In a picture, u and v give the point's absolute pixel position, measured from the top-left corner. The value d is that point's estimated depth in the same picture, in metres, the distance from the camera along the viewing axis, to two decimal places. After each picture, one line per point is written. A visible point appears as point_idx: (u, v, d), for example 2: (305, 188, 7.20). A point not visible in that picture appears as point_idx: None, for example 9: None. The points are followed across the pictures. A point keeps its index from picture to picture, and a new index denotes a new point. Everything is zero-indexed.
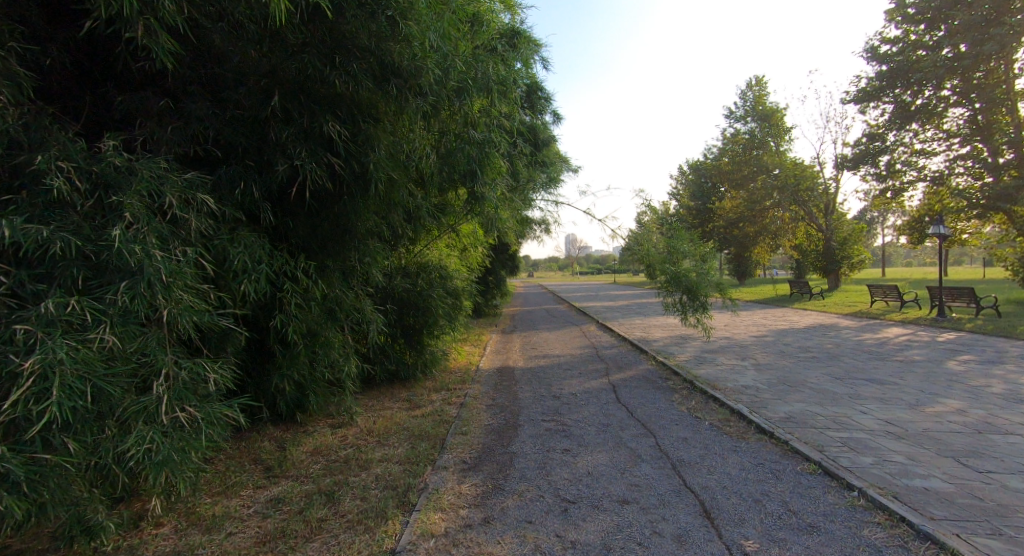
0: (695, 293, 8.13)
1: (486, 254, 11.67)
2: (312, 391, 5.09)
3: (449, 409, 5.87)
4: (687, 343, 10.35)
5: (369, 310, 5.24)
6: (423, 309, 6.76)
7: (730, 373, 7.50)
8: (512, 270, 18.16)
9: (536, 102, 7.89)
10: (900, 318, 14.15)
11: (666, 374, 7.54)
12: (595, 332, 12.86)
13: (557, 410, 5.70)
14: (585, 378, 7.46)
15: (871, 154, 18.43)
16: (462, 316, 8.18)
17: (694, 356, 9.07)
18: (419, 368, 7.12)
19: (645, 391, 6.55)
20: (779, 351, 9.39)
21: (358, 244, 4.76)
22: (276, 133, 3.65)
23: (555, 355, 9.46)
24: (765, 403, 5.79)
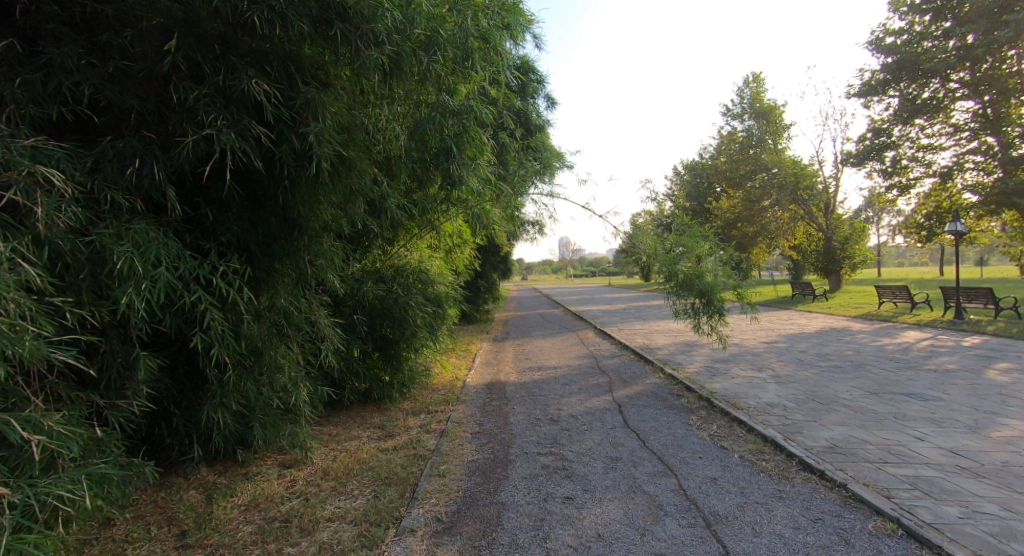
0: (710, 297, 7.08)
1: (474, 257, 10.75)
2: (256, 422, 4.20)
3: (426, 438, 4.97)
4: (694, 352, 9.48)
5: (325, 323, 4.35)
6: (399, 319, 5.85)
7: (749, 388, 6.62)
8: (503, 274, 17.24)
9: (526, 84, 6.98)
10: (915, 321, 13.33)
11: (677, 389, 6.66)
12: (593, 339, 12.00)
13: (556, 438, 4.81)
14: (585, 396, 6.58)
15: (877, 150, 17.60)
16: (447, 326, 7.28)
17: (704, 366, 8.19)
18: (396, 386, 6.22)
19: (657, 412, 5.68)
20: (797, 360, 8.54)
21: (309, 242, 3.87)
22: (182, 94, 2.77)
23: (552, 367, 8.57)
24: (800, 427, 4.92)
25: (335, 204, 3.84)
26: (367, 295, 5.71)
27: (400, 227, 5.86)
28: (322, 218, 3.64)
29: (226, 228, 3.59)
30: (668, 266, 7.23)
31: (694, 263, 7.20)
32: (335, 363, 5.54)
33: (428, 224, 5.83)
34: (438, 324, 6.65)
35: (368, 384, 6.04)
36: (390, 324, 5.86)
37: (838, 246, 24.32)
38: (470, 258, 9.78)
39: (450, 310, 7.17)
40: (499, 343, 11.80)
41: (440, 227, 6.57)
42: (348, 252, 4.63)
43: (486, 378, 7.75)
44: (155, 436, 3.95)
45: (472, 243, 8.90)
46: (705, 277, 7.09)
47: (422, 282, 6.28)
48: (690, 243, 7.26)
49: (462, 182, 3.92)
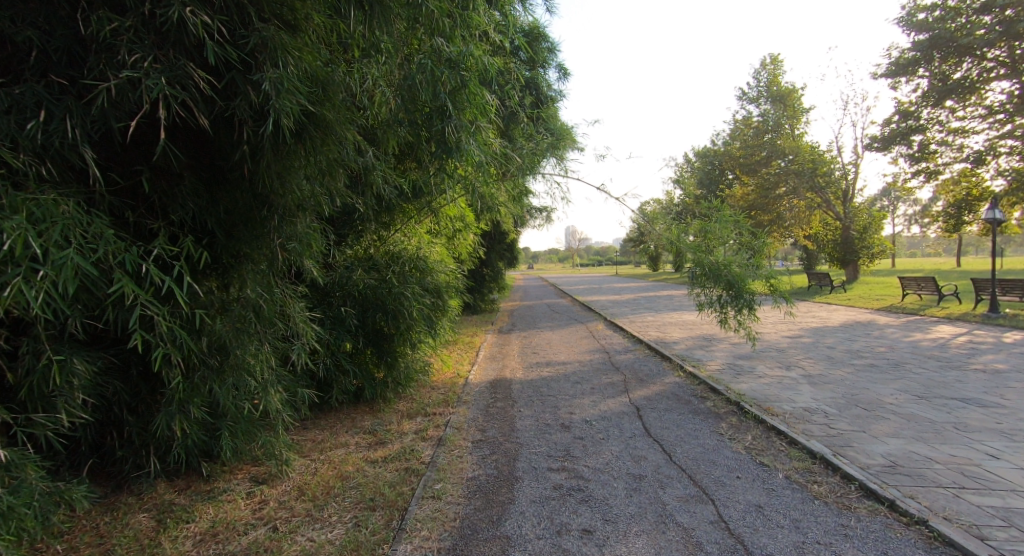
0: (738, 289, 6.32)
1: (479, 244, 10.14)
2: (223, 431, 3.63)
3: (420, 446, 4.38)
4: (714, 348, 8.83)
5: (300, 318, 3.74)
6: (393, 312, 5.25)
7: (781, 389, 5.99)
8: (509, 262, 16.63)
9: (538, 52, 6.32)
10: (945, 315, 12.59)
11: (701, 390, 6.04)
12: (604, 332, 11.38)
13: (569, 450, 4.21)
14: (599, 396, 5.97)
15: (904, 134, 17.11)
16: (448, 317, 6.68)
17: (727, 363, 7.56)
18: (390, 385, 5.63)
19: (681, 418, 5.06)
20: (827, 357, 7.88)
21: (279, 221, 3.27)
22: (98, 27, 2.17)
23: (561, 363, 7.95)
24: (849, 439, 4.29)
25: (310, 177, 3.22)
26: (357, 283, 5.09)
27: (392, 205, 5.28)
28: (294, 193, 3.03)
29: (179, 204, 3.01)
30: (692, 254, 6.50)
31: (722, 250, 6.45)
32: (320, 361, 4.94)
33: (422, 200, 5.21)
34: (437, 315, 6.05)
35: (359, 383, 5.44)
36: (382, 317, 5.25)
37: (857, 235, 23.45)
38: (474, 245, 9.16)
39: (451, 301, 6.58)
40: (504, 335, 11.22)
41: (437, 209, 5.97)
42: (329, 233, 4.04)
43: (491, 375, 7.15)
44: (105, 446, 3.41)
45: (476, 228, 8.27)
46: (734, 267, 6.36)
47: (419, 269, 5.69)
48: (720, 225, 6.45)
49: (462, 150, 3.29)
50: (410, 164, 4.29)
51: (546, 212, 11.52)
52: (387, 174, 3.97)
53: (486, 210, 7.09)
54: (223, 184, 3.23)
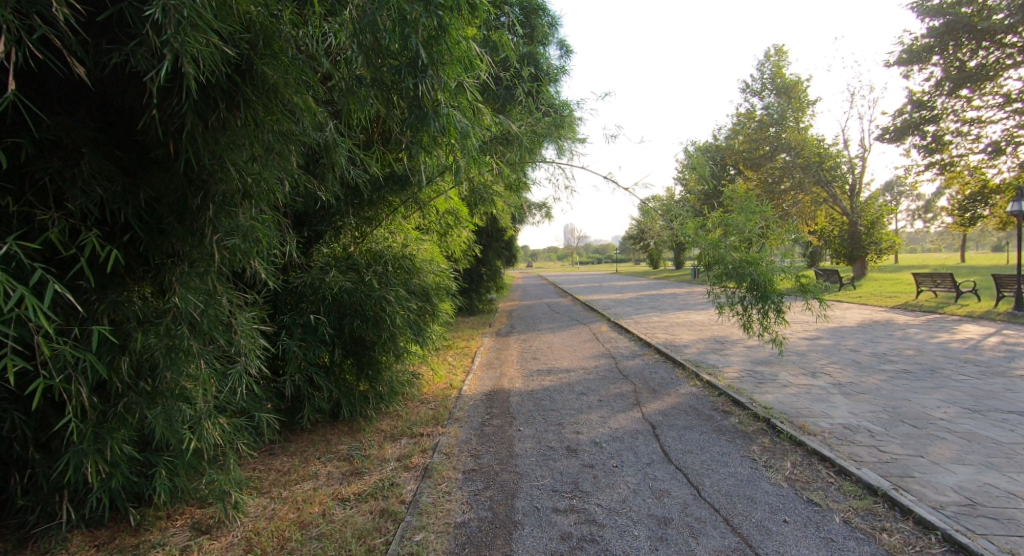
0: (764, 291, 5.65)
1: (474, 241, 9.49)
2: (159, 470, 2.98)
3: (402, 478, 3.72)
4: (729, 352, 8.18)
5: (247, 333, 3.04)
6: (373, 318, 4.58)
7: (812, 401, 5.35)
8: (507, 260, 15.99)
9: (537, 28, 5.68)
10: (967, 314, 11.96)
11: (722, 403, 5.39)
12: (608, 334, 10.71)
13: (576, 483, 3.55)
14: (608, 411, 5.31)
15: (918, 124, 16.87)
16: (438, 322, 6.01)
17: (745, 370, 6.91)
18: (372, 402, 4.94)
19: (704, 438, 4.40)
20: (853, 362, 7.23)
21: (214, 211, 2.63)
22: None
23: (564, 370, 7.29)
24: (906, 467, 3.63)
25: (250, 155, 2.57)
26: (330, 285, 4.42)
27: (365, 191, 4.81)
28: (229, 172, 2.42)
29: (80, 189, 2.38)
30: (711, 250, 5.85)
31: (747, 246, 5.76)
32: (288, 377, 4.26)
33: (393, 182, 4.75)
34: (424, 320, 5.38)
35: (336, 400, 4.76)
36: (360, 324, 4.58)
37: (864, 230, 22.79)
38: (468, 243, 8.49)
39: (442, 304, 5.91)
40: (502, 338, 10.57)
41: (422, 200, 5.31)
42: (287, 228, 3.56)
43: (487, 385, 6.49)
44: (7, 491, 2.75)
45: (469, 224, 7.60)
46: (760, 265, 5.66)
47: (404, 270, 5.03)
48: (745, 217, 5.75)
49: (443, 115, 2.61)
50: (385, 143, 3.63)
51: (546, 208, 10.89)
52: (355, 154, 3.30)
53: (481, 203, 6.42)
54: (146, 164, 2.63)
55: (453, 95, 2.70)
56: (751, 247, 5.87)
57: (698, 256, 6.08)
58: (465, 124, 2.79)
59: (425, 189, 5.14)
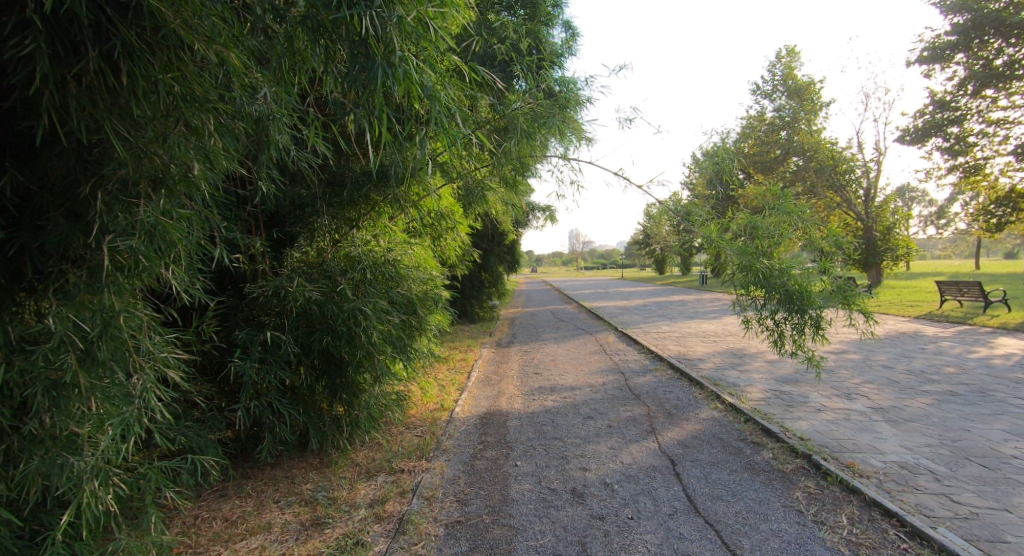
0: (799, 305, 4.77)
1: (471, 245, 8.88)
2: (54, 535, 2.26)
3: (372, 533, 3.06)
4: (749, 369, 7.49)
5: (155, 356, 2.37)
6: (346, 334, 3.93)
7: (855, 431, 4.67)
8: (509, 266, 15.35)
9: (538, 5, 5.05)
10: (998, 325, 11.26)
11: (750, 432, 4.70)
12: (615, 346, 10.02)
13: (584, 544, 2.87)
14: (619, 440, 4.63)
15: (940, 125, 16.29)
16: (427, 338, 5.37)
17: (770, 390, 6.23)
18: (346, 431, 4.24)
19: (734, 479, 3.71)
20: (890, 381, 6.53)
21: (103, 203, 2.00)
22: None
23: (567, 389, 6.59)
24: (994, 527, 2.97)
25: (151, 128, 2.02)
26: (294, 296, 3.77)
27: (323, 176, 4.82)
28: (115, 140, 1.88)
29: None
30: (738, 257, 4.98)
31: (777, 250, 4.96)
32: (241, 406, 3.54)
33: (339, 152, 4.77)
34: (407, 335, 4.73)
35: (302, 428, 4.06)
36: (328, 341, 3.91)
37: (879, 236, 22.05)
38: (463, 247, 7.87)
39: (431, 318, 5.27)
40: (503, 349, 9.90)
41: (400, 194, 4.82)
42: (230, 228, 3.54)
43: (481, 407, 5.81)
44: None
45: (461, 229, 7.02)
46: (794, 274, 4.83)
47: (386, 277, 4.53)
48: (776, 219, 4.98)
49: (398, 61, 1.97)
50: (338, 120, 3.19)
51: (550, 211, 10.25)
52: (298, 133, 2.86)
53: (475, 202, 5.79)
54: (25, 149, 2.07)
55: (412, 38, 2.08)
56: (784, 253, 5.00)
57: (716, 263, 5.34)
58: (429, 81, 2.18)
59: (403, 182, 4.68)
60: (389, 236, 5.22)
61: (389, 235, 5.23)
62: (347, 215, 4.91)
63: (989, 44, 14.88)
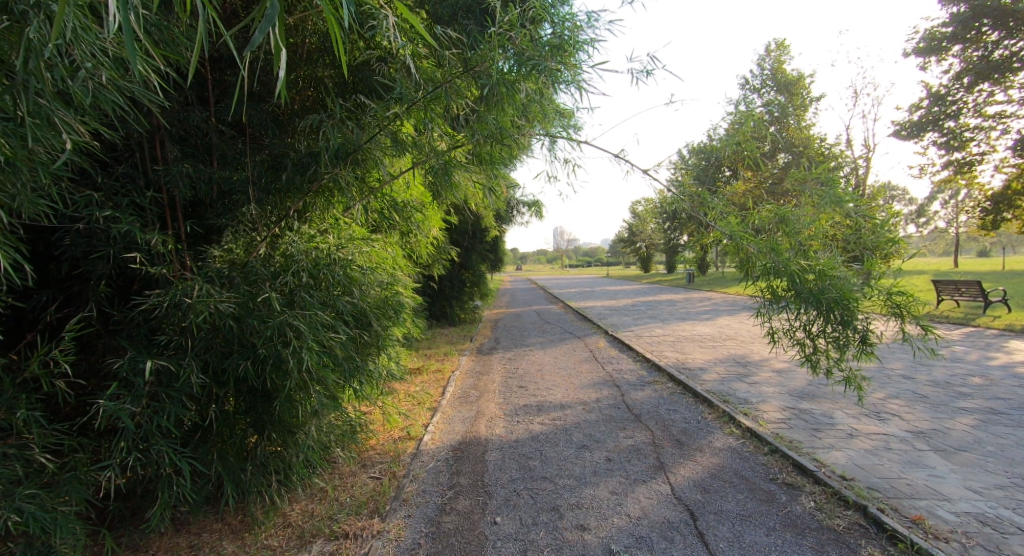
0: (845, 317, 3.74)
1: (447, 242, 8.02)
2: None
3: None
4: (758, 383, 6.69)
5: None
6: (271, 358, 3.04)
7: (904, 465, 3.89)
8: (492, 265, 14.49)
9: None
10: (1005, 327, 10.67)
11: (779, 468, 3.89)
12: (606, 352, 9.22)
13: None
14: (621, 482, 3.79)
15: (935, 120, 15.77)
16: (393, 353, 4.52)
17: (788, 408, 5.44)
18: (279, 483, 3.34)
19: (776, 544, 2.89)
20: (918, 396, 5.76)
21: None
22: None
23: (556, 409, 5.75)
24: None
25: None
26: (195, 308, 2.94)
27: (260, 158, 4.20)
28: None
29: None
30: (769, 257, 3.95)
31: (817, 249, 3.95)
32: (113, 462, 2.62)
33: (259, 118, 4.30)
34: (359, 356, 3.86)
35: (213, 484, 3.14)
36: (245, 369, 3.02)
37: None
38: (437, 243, 6.99)
39: (397, 332, 4.43)
40: (485, 356, 9.04)
41: (355, 170, 4.08)
42: (91, 205, 3.15)
43: (454, 433, 4.94)
44: None
45: (431, 222, 6.17)
46: (839, 280, 3.79)
47: (332, 283, 3.63)
48: (812, 208, 3.99)
49: None
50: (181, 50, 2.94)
51: (536, 205, 9.38)
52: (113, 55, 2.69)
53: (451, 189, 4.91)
54: None
55: None
56: (825, 253, 3.97)
57: (734, 261, 4.32)
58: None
59: (351, 162, 3.95)
60: (348, 229, 4.43)
61: (347, 228, 4.43)
62: (290, 206, 4.12)
63: (985, 35, 14.35)
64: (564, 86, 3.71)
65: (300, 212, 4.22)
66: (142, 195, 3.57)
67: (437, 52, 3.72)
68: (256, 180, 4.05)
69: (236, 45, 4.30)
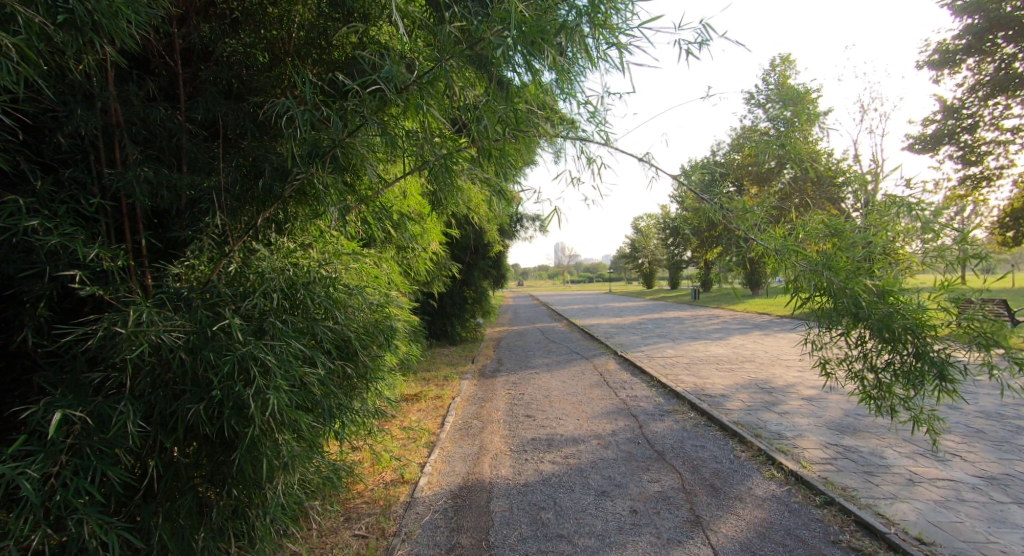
0: (920, 346, 3.13)
1: (447, 257, 7.51)
2: None
3: None
4: (789, 413, 6.11)
5: None
6: (230, 402, 2.47)
7: (985, 522, 3.31)
8: (495, 281, 13.94)
9: None
10: None
11: (839, 526, 3.31)
12: (617, 376, 8.64)
13: None
14: (653, 543, 3.20)
15: (951, 134, 15.30)
16: (384, 382, 3.96)
17: (830, 445, 4.86)
18: (241, 550, 2.77)
19: None
20: (973, 431, 5.17)
21: None
22: None
23: (569, 444, 5.16)
24: None
25: None
26: (134, 340, 2.39)
27: (236, 161, 3.67)
28: None
29: None
30: (823, 273, 3.29)
31: (879, 265, 3.28)
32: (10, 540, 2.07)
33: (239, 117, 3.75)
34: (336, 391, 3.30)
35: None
36: (195, 413, 2.44)
37: None
38: (436, 257, 6.44)
39: (389, 359, 3.88)
40: (488, 380, 8.46)
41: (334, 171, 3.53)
42: (18, 213, 2.63)
43: (454, 475, 4.36)
44: None
45: (429, 234, 5.63)
46: (912, 304, 3.15)
47: (312, 307, 3.09)
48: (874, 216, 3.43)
49: None
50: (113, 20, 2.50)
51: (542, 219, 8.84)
52: (22, 11, 2.28)
53: (451, 197, 4.39)
54: None
55: None
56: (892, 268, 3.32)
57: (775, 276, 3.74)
58: None
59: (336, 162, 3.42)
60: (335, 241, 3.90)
61: (333, 240, 3.90)
62: (266, 214, 3.58)
63: (1002, 47, 13.93)
64: (578, 58, 3.27)
65: (278, 222, 3.68)
66: (89, 202, 3.01)
67: (436, 28, 3.21)
68: (229, 187, 3.51)
69: (210, 35, 3.78)
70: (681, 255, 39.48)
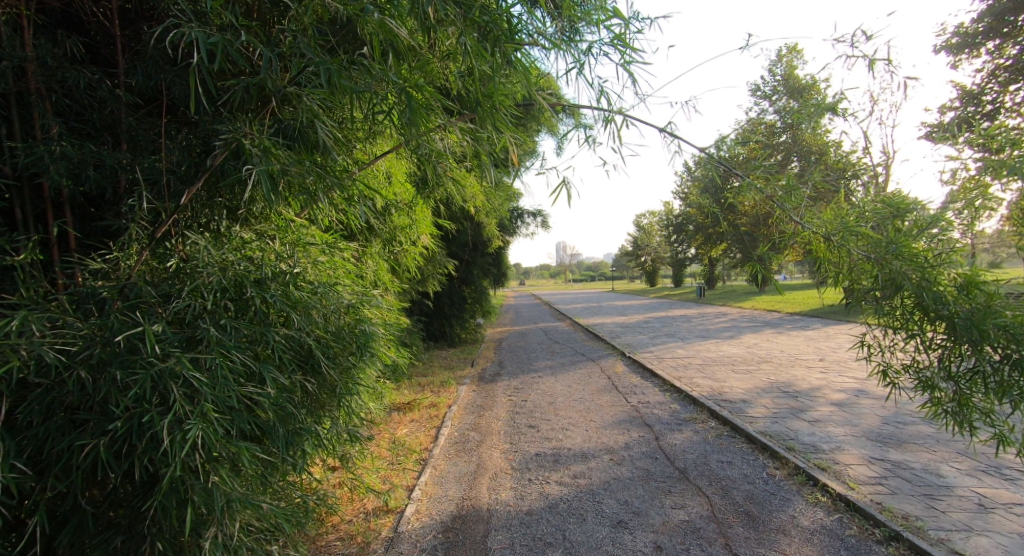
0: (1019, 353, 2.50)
1: (440, 252, 7.02)
2: None
3: None
4: (821, 422, 5.52)
5: None
6: (142, 431, 1.91)
7: None
8: (496, 280, 13.40)
9: None
10: None
11: None
12: (627, 379, 8.06)
13: None
14: None
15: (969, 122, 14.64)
16: (363, 395, 3.38)
17: (877, 461, 4.25)
18: None
19: None
20: None
21: None
22: None
23: (579, 461, 4.57)
24: None
25: None
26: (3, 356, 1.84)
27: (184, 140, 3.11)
28: None
29: None
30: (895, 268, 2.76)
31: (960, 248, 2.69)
32: None
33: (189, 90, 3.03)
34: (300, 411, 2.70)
35: None
36: (91, 452, 1.89)
37: None
38: (427, 252, 5.87)
39: (369, 370, 3.28)
40: (487, 385, 7.88)
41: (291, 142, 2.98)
42: None
43: (447, 500, 3.80)
44: None
45: (418, 223, 5.05)
46: (1003, 299, 2.55)
47: (262, 306, 2.51)
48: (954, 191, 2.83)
49: None
50: None
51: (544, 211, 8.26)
52: None
53: (440, 177, 3.80)
54: None
55: None
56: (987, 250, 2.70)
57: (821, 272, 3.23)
58: None
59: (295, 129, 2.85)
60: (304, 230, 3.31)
61: (302, 229, 3.31)
62: (216, 199, 2.99)
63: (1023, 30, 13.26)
64: None
65: (234, 211, 3.07)
66: None
67: None
68: (173, 168, 2.93)
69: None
70: (685, 253, 38.84)
